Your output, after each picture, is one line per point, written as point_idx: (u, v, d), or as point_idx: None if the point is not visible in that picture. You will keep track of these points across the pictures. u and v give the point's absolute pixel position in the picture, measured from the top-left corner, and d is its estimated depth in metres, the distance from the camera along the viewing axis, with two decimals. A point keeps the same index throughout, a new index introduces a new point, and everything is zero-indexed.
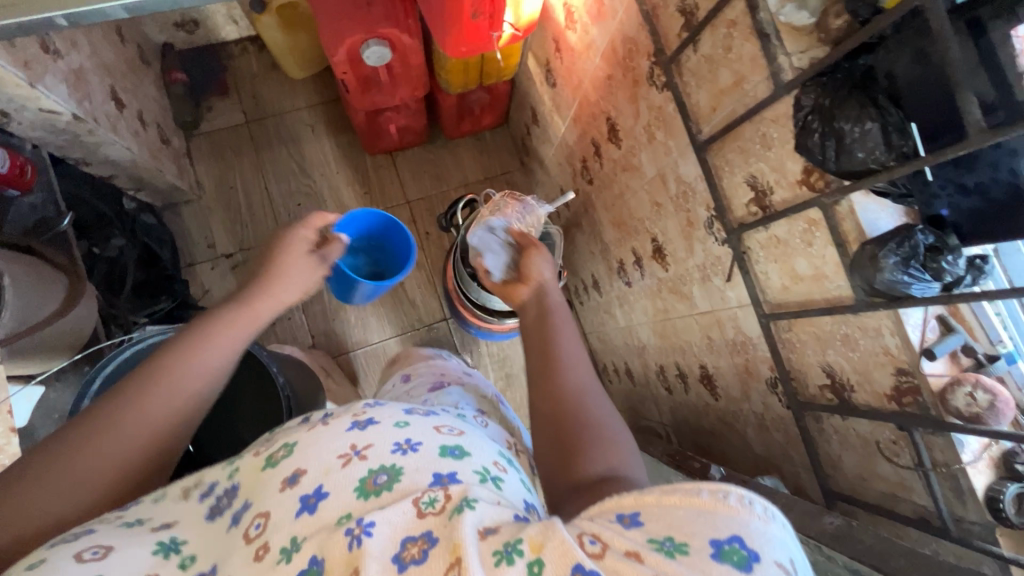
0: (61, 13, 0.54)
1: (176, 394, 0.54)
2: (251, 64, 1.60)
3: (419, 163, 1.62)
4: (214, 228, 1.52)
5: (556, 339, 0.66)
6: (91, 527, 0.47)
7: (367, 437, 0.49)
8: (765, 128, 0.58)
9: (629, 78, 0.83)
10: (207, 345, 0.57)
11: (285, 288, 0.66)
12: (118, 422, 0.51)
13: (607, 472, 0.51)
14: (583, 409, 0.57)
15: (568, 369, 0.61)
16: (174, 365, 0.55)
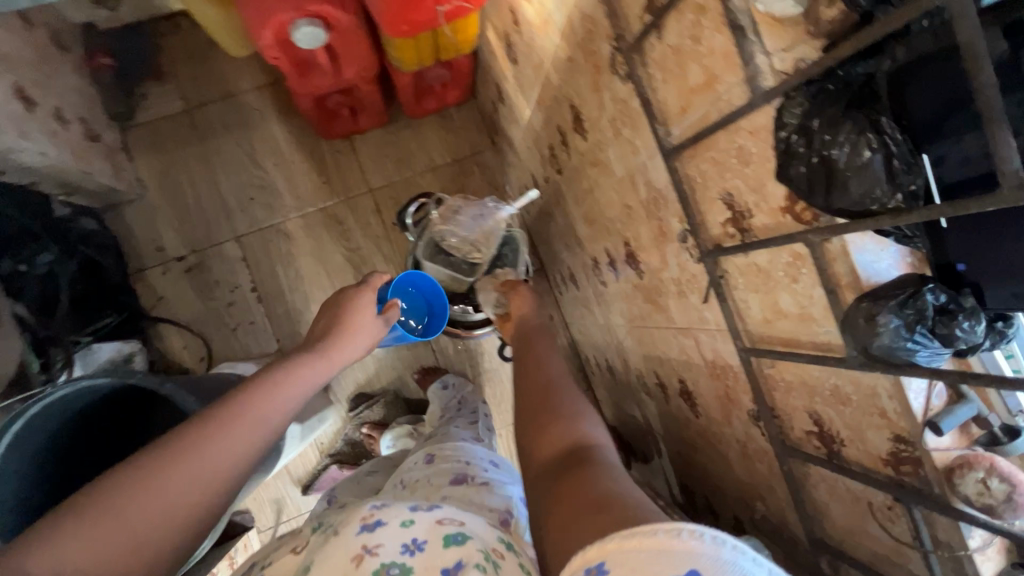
0: None
1: (258, 434, 0.54)
2: (186, 43, 1.44)
3: (380, 147, 1.49)
4: (162, 229, 1.41)
5: (533, 359, 0.70)
6: None
7: (376, 536, 0.50)
8: (742, 139, 0.48)
9: (591, 63, 0.71)
10: (282, 395, 0.59)
11: (348, 346, 0.71)
12: (192, 459, 0.48)
13: (577, 442, 0.53)
14: (551, 407, 0.60)
15: (540, 381, 0.65)
16: (256, 406, 0.56)
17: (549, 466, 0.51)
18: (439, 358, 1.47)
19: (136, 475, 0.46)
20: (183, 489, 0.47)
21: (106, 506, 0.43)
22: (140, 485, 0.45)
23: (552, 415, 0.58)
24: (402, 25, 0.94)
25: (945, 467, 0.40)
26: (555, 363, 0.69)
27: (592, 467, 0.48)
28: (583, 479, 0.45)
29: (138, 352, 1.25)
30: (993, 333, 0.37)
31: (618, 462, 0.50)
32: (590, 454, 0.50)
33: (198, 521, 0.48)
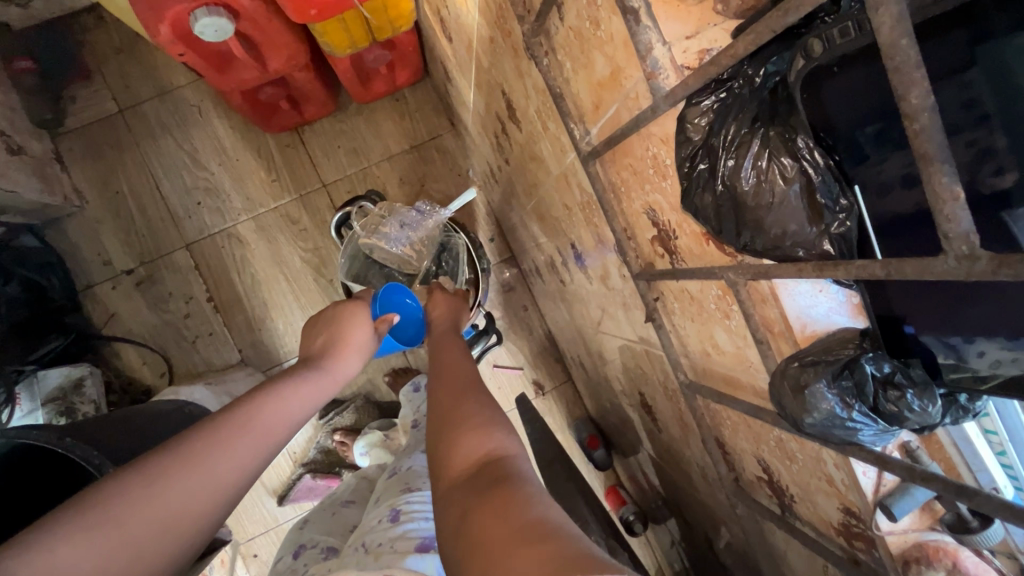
0: None
1: (276, 442, 0.44)
2: (112, 38, 1.33)
3: (331, 138, 1.39)
4: (107, 241, 1.33)
5: (446, 361, 0.59)
6: None
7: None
8: (656, 147, 0.38)
9: (509, 46, 0.61)
10: (304, 397, 0.48)
11: (349, 356, 0.57)
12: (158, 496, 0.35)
13: (488, 453, 0.40)
14: (460, 410, 0.47)
15: (451, 384, 0.53)
16: (274, 406, 0.45)
17: (460, 482, 0.39)
18: (409, 358, 1.40)
19: (139, 476, 0.36)
20: (191, 498, 0.37)
21: (104, 508, 0.34)
22: (142, 491, 0.35)
23: (461, 417, 0.46)
24: (309, 9, 0.85)
25: (902, 556, 0.33)
26: (469, 368, 0.57)
27: (509, 484, 0.35)
28: (503, 500, 0.33)
29: (88, 375, 1.18)
30: (953, 407, 0.31)
31: (536, 475, 0.38)
32: (505, 465, 0.38)
33: (201, 542, 0.37)
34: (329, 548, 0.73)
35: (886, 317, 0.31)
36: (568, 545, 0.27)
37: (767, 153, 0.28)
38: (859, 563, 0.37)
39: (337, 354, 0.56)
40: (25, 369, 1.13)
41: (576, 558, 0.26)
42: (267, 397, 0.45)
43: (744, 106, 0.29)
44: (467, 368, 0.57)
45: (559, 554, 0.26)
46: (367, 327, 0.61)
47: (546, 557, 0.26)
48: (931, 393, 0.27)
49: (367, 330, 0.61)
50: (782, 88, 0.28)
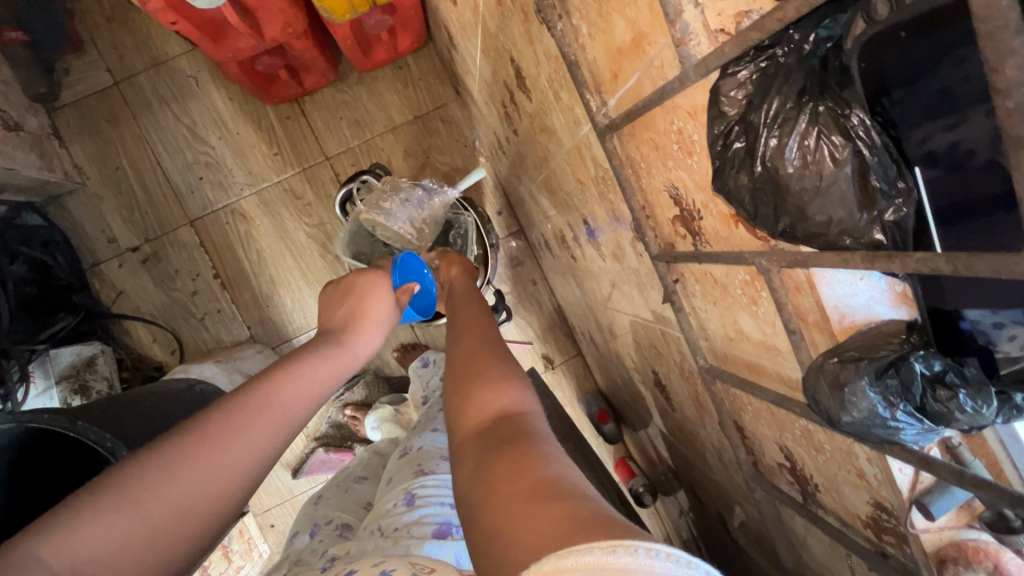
0: None
1: (297, 421, 0.42)
2: (102, 6, 1.28)
3: (332, 108, 1.34)
4: (110, 218, 1.32)
5: (462, 318, 0.57)
6: None
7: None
8: (681, 121, 0.35)
9: (518, 9, 0.57)
10: (325, 373, 0.46)
11: (373, 329, 0.56)
12: (184, 471, 0.35)
13: (506, 409, 0.39)
14: (475, 364, 0.46)
15: (468, 340, 0.52)
16: (294, 383, 0.43)
17: (475, 436, 0.37)
18: (418, 334, 1.39)
19: (159, 456, 0.35)
20: (212, 479, 0.35)
21: (124, 489, 0.33)
22: (164, 471, 0.34)
23: (477, 372, 0.45)
24: None
25: (937, 552, 0.32)
26: (486, 324, 0.55)
27: (526, 440, 0.34)
28: (518, 455, 0.32)
29: (100, 353, 1.19)
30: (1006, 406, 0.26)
31: (553, 432, 0.36)
32: (521, 423, 0.37)
33: (222, 522, 0.37)
34: (343, 524, 0.73)
35: (938, 310, 0.26)
36: (586, 505, 0.26)
37: (816, 132, 0.26)
38: (889, 557, 0.36)
39: (359, 329, 0.54)
40: (37, 349, 1.13)
41: (592, 517, 0.24)
42: (288, 373, 0.43)
43: (790, 78, 0.26)
44: (484, 325, 0.55)
45: (575, 513, 0.25)
46: (386, 301, 0.59)
47: (562, 514, 0.25)
48: (987, 394, 0.25)
49: (389, 305, 0.59)
50: (833, 57, 0.25)
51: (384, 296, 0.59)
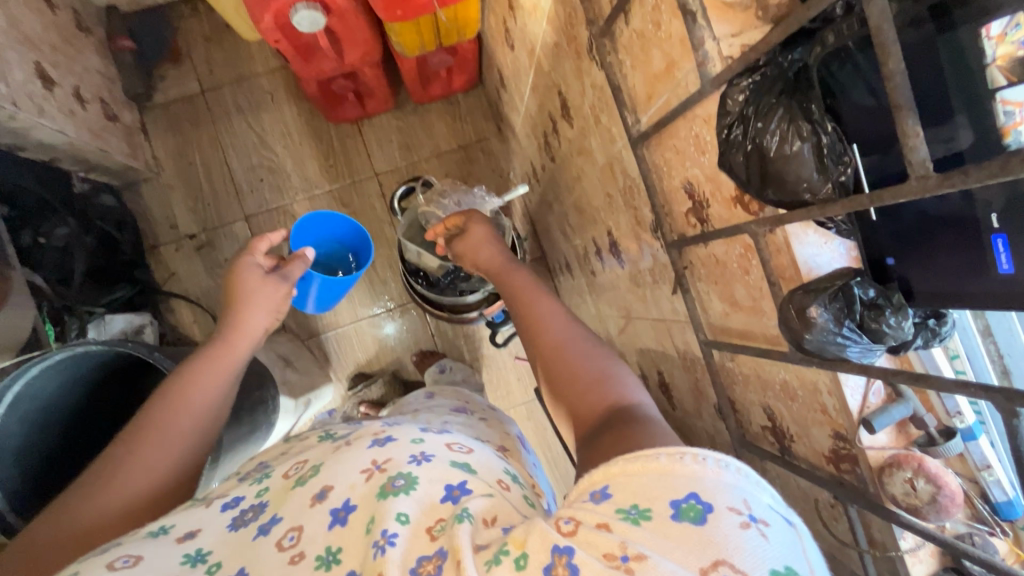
0: None
1: (200, 408, 0.57)
2: (203, 27, 1.48)
3: (386, 131, 1.50)
4: (176, 207, 1.46)
5: (523, 299, 0.61)
6: (119, 541, 0.43)
7: (386, 453, 0.45)
8: (698, 127, 0.47)
9: (572, 49, 0.70)
10: (214, 376, 0.60)
11: (256, 312, 0.68)
12: (117, 470, 0.50)
13: (614, 405, 0.46)
14: (566, 362, 0.52)
15: (547, 328, 0.55)
16: (182, 401, 0.56)
17: (592, 429, 0.45)
18: (438, 342, 1.48)
19: (100, 464, 0.50)
20: (148, 465, 0.51)
21: (80, 487, 0.48)
22: (105, 470, 0.50)
23: (570, 371, 0.51)
24: (396, 10, 0.93)
25: (879, 465, 0.41)
26: (549, 300, 0.59)
27: (636, 424, 0.42)
28: (623, 434, 0.41)
29: (148, 324, 1.29)
30: (923, 328, 0.38)
31: (660, 416, 0.44)
32: (631, 412, 0.45)
33: (165, 485, 0.52)
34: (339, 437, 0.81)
35: (872, 258, 0.39)
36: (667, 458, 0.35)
37: (790, 119, 0.36)
38: (846, 484, 0.44)
39: (240, 312, 0.67)
40: (96, 311, 1.23)
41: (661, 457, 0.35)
42: (174, 393, 0.56)
43: (772, 85, 0.37)
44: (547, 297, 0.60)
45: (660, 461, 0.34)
46: (243, 277, 0.69)
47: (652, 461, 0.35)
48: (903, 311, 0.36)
49: (274, 287, 0.70)
50: (802, 72, 0.37)
51: (256, 281, 0.69)
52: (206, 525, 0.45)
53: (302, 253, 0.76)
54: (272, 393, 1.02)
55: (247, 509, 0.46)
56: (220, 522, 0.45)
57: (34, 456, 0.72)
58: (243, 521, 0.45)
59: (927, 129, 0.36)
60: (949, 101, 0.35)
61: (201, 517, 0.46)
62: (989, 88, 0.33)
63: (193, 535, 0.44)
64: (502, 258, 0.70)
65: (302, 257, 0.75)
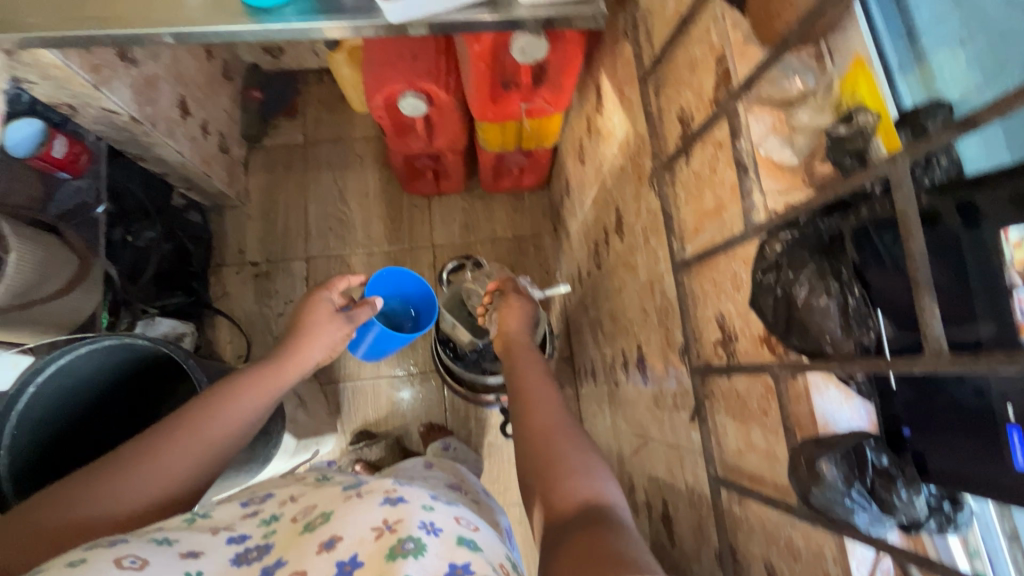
0: (167, 31, 0.76)
1: (234, 423, 0.60)
2: (322, 93, 1.70)
3: (452, 209, 1.62)
4: (249, 236, 1.59)
5: (528, 386, 0.64)
6: (125, 537, 0.44)
7: (399, 512, 0.45)
8: (737, 267, 0.50)
9: (636, 174, 0.77)
10: (254, 400, 0.63)
11: (312, 348, 0.73)
12: (140, 462, 0.52)
13: (589, 503, 0.46)
14: (547, 450, 0.53)
15: (533, 415, 0.58)
16: (221, 412, 0.59)
17: (563, 522, 0.45)
18: (449, 419, 1.47)
19: (129, 449, 0.53)
20: (170, 464, 0.53)
21: (103, 467, 0.51)
22: (132, 457, 0.52)
23: (548, 459, 0.52)
24: (488, 112, 1.03)
25: None
26: (551, 390, 0.62)
27: (606, 528, 0.41)
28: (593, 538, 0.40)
29: (189, 333, 1.36)
30: (937, 513, 0.36)
31: (633, 527, 0.43)
32: (606, 514, 0.44)
33: (176, 491, 0.54)
34: None
35: (890, 421, 0.39)
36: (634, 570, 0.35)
37: (820, 277, 0.39)
38: None
39: (298, 345, 0.72)
40: (149, 311, 1.31)
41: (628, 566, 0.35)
42: (216, 404, 0.60)
43: (806, 243, 0.40)
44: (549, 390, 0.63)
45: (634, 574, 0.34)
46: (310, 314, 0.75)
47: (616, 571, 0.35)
48: (915, 485, 0.35)
49: (336, 327, 0.75)
50: (838, 236, 0.39)
51: (321, 319, 0.75)
52: (209, 549, 0.46)
53: (373, 300, 0.80)
54: (278, 428, 1.03)
55: (252, 547, 0.48)
56: (222, 553, 0.47)
57: (46, 428, 0.76)
58: (246, 558, 0.47)
59: (955, 313, 0.37)
60: (975, 291, 0.36)
61: (205, 541, 0.48)
62: (1008, 284, 0.35)
63: (195, 556, 0.45)
64: (521, 344, 0.74)
65: (372, 304, 0.79)
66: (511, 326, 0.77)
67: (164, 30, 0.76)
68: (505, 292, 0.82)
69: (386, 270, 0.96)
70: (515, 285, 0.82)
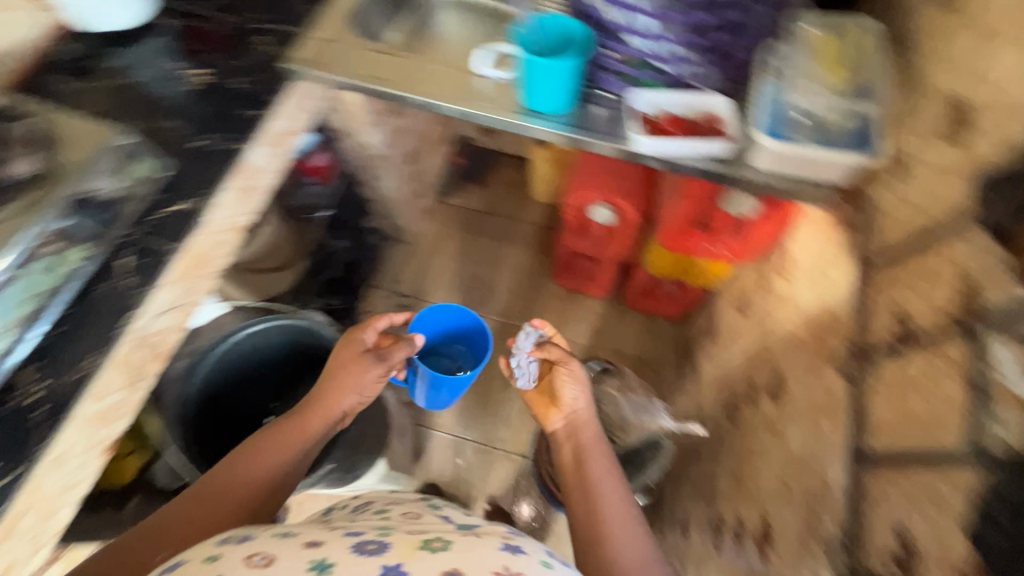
0: (429, 100, 0.95)
1: (273, 459, 0.81)
2: (512, 175, 1.93)
3: (588, 310, 1.69)
4: (407, 270, 1.78)
5: (599, 480, 0.86)
6: (250, 534, 0.56)
7: (516, 563, 0.54)
8: (942, 486, 0.52)
9: (818, 351, 0.79)
10: (317, 421, 0.89)
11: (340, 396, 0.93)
12: (210, 494, 0.74)
13: None
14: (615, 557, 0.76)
15: (602, 539, 0.78)
16: (264, 453, 0.81)
17: None
18: (515, 508, 1.44)
19: (206, 483, 0.76)
20: (229, 495, 0.75)
21: (189, 493, 0.73)
22: (204, 488, 0.75)
23: (614, 556, 0.76)
24: (674, 241, 1.11)
25: None
26: (609, 488, 0.85)
27: None
28: None
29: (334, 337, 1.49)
30: None
31: None
32: None
33: (244, 507, 0.74)
34: None
35: None
36: None
37: None
38: None
39: (328, 391, 0.92)
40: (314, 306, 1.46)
41: None
42: (261, 446, 0.82)
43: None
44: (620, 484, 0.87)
45: None
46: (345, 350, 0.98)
47: None
48: None
49: (371, 370, 0.95)
50: None
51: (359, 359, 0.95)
52: (330, 543, 0.55)
53: (407, 339, 1.02)
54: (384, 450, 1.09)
55: (370, 543, 0.55)
56: (344, 544, 0.54)
57: (231, 372, 1.05)
58: (366, 548, 0.54)
59: None
60: None
61: (326, 537, 0.56)
62: None
63: (317, 546, 0.54)
64: (585, 428, 0.96)
65: (403, 344, 1.00)
66: (570, 403, 0.99)
67: (428, 99, 0.94)
68: (557, 362, 1.02)
69: (435, 311, 1.17)
70: (568, 358, 1.02)
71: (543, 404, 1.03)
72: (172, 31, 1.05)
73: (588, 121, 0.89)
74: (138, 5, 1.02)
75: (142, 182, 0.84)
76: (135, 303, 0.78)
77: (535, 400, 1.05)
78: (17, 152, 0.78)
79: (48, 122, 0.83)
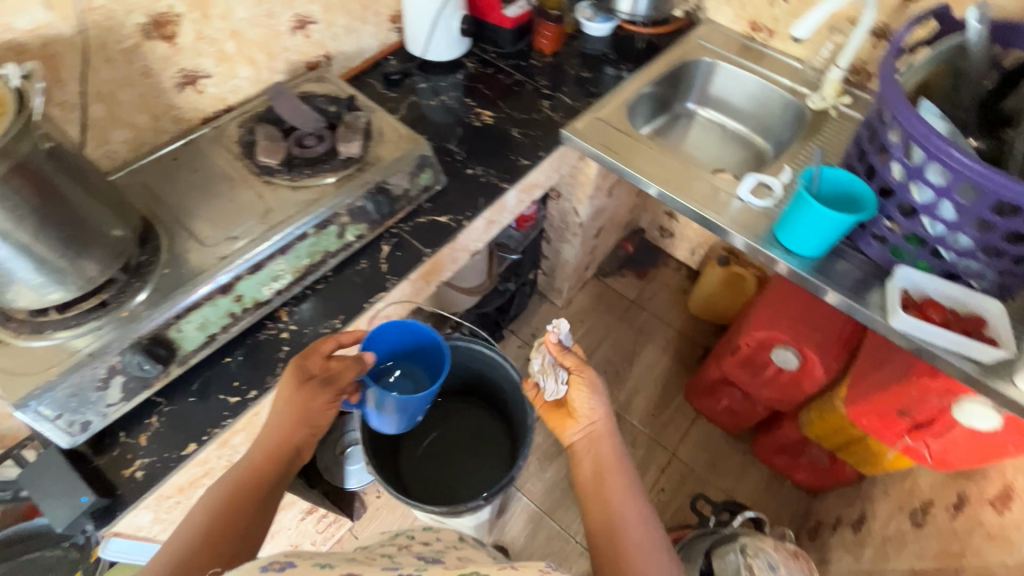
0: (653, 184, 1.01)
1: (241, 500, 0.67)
2: (672, 278, 1.94)
3: (711, 439, 1.61)
4: (546, 329, 1.81)
5: (604, 494, 0.78)
6: (292, 560, 0.53)
7: None
8: None
9: None
10: (270, 462, 0.72)
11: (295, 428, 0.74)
12: (185, 552, 0.60)
13: None
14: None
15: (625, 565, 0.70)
16: (227, 498, 0.67)
17: None
18: None
19: (175, 542, 0.61)
20: (209, 546, 0.62)
21: (159, 562, 0.59)
22: (175, 547, 0.60)
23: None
24: (863, 416, 1.03)
25: None
26: (631, 521, 0.74)
27: None
28: None
29: None
30: None
31: None
32: None
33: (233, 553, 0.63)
34: None
35: None
36: None
37: None
38: None
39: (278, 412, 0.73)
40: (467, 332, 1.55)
41: None
42: (225, 492, 0.68)
43: None
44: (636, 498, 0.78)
45: None
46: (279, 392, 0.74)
47: None
48: None
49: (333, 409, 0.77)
50: None
51: (291, 397, 0.72)
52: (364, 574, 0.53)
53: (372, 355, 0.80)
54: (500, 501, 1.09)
55: None
56: None
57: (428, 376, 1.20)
58: None
59: None
60: None
61: (364, 570, 0.55)
62: None
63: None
64: (602, 440, 0.85)
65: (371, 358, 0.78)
66: (586, 412, 0.88)
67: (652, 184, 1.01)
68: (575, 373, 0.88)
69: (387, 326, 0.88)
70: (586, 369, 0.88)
71: (551, 410, 0.91)
72: (468, 71, 1.22)
73: (835, 273, 0.90)
74: (457, 47, 1.20)
75: (422, 189, 0.97)
76: (387, 287, 0.88)
77: (547, 413, 0.92)
78: (345, 135, 0.92)
79: (371, 117, 0.97)
